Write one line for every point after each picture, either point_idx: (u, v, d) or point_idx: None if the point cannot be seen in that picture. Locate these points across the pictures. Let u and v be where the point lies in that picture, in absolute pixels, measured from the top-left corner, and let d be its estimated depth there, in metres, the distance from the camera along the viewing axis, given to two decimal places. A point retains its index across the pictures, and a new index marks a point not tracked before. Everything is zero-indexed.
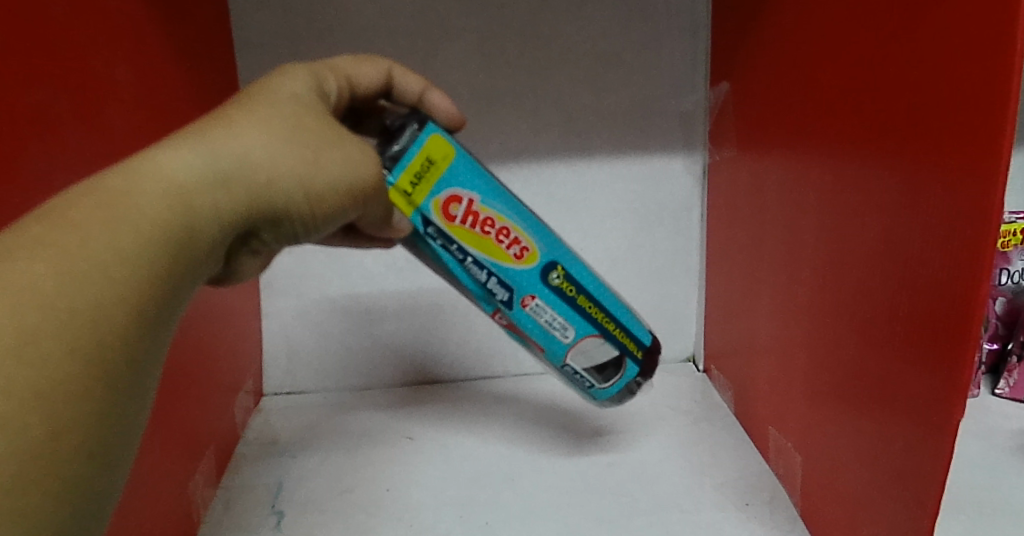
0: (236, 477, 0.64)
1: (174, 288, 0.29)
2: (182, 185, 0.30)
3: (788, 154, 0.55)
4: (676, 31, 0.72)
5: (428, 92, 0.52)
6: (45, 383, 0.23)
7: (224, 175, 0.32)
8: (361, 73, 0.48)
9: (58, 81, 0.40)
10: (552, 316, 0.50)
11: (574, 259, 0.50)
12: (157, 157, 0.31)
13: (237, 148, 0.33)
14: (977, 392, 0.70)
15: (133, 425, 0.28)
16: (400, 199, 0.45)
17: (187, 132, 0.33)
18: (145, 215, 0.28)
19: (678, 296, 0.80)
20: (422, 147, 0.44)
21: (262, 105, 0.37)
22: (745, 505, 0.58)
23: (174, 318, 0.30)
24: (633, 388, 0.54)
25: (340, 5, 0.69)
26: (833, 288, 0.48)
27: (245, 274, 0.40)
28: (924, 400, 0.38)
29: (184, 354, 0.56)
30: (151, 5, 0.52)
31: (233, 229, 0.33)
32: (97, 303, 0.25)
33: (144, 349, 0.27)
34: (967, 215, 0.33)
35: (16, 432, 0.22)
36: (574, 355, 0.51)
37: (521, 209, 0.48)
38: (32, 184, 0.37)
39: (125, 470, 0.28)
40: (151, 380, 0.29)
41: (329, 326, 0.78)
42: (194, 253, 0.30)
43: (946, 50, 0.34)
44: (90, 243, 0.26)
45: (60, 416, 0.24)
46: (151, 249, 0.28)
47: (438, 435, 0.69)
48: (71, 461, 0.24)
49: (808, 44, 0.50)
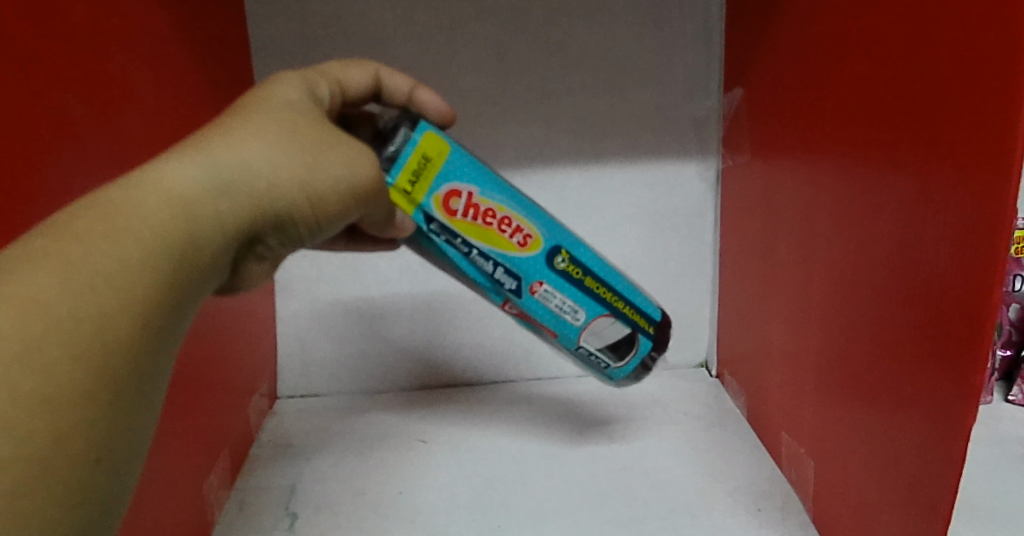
0: (250, 479, 0.65)
1: (179, 297, 0.29)
2: (184, 195, 0.31)
3: (802, 160, 0.55)
4: (690, 37, 0.72)
5: (418, 90, 0.52)
6: (51, 388, 0.24)
7: (225, 182, 0.33)
8: (351, 77, 0.49)
9: (80, 83, 0.41)
10: (561, 301, 0.50)
11: (578, 242, 0.50)
12: (157, 168, 0.31)
13: (236, 156, 0.34)
14: (990, 399, 0.69)
15: (141, 432, 0.28)
16: (401, 198, 0.45)
17: (186, 144, 0.34)
18: (149, 226, 0.29)
19: (691, 300, 0.80)
20: (417, 145, 0.45)
21: (258, 113, 0.38)
22: (757, 510, 0.58)
23: (181, 327, 0.30)
24: (648, 363, 0.55)
25: (355, 11, 0.69)
26: (846, 294, 0.48)
27: (253, 281, 0.40)
28: (937, 405, 0.37)
29: (200, 357, 0.57)
30: (170, 11, 0.53)
31: (238, 236, 0.34)
32: (102, 313, 0.26)
33: (152, 354, 0.28)
34: (978, 223, 0.33)
35: (25, 435, 0.23)
36: (587, 336, 0.52)
37: (520, 197, 0.48)
38: (53, 184, 0.38)
39: (132, 479, 0.28)
40: (160, 388, 0.29)
41: (343, 330, 0.78)
42: (200, 261, 0.31)
43: (960, 56, 0.34)
44: (93, 252, 0.26)
45: (67, 423, 0.24)
46: (154, 255, 0.28)
47: (451, 438, 0.69)
48: (81, 466, 0.25)
49: (822, 51, 0.50)
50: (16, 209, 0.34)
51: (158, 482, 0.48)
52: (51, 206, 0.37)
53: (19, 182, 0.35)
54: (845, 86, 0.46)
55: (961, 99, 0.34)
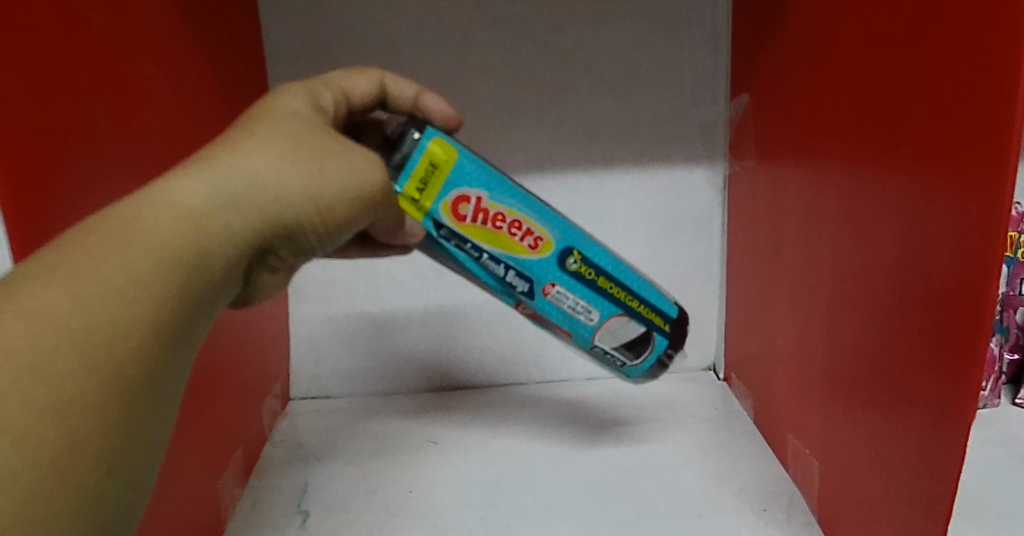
0: (263, 477, 0.66)
1: (190, 309, 0.31)
2: (192, 210, 0.32)
3: (807, 164, 0.55)
4: (698, 44, 0.72)
5: (422, 95, 0.53)
6: (59, 402, 0.24)
7: (232, 196, 0.34)
8: (356, 85, 0.50)
9: (105, 90, 0.42)
10: (574, 301, 0.51)
11: (590, 241, 0.50)
12: (166, 184, 0.32)
13: (243, 169, 0.35)
14: (999, 402, 0.69)
15: (153, 441, 0.29)
16: (410, 206, 0.46)
17: (195, 159, 0.35)
18: (159, 241, 0.30)
19: (700, 303, 0.80)
20: (425, 152, 0.46)
21: (264, 125, 0.39)
22: (762, 511, 0.58)
23: (193, 337, 0.31)
24: (664, 361, 0.55)
25: (367, 20, 0.71)
26: (851, 296, 0.48)
27: (265, 294, 0.41)
28: (937, 408, 0.38)
29: (215, 358, 0.58)
30: (186, 21, 0.54)
31: (247, 248, 0.35)
32: (112, 326, 0.26)
33: (163, 365, 0.29)
34: (976, 227, 0.34)
35: (33, 447, 0.23)
36: (602, 336, 0.53)
37: (531, 200, 0.49)
38: (78, 188, 0.39)
39: (148, 483, 0.30)
40: (170, 400, 0.30)
41: (355, 333, 0.79)
42: (209, 274, 0.32)
43: (956, 62, 0.34)
44: (101, 266, 0.27)
45: (77, 429, 0.25)
46: (163, 268, 0.29)
47: (460, 439, 0.70)
48: (93, 476, 0.26)
49: (826, 57, 0.50)
50: (40, 212, 0.36)
51: (174, 479, 0.50)
52: (76, 208, 0.39)
53: (45, 185, 0.36)
54: (849, 92, 0.47)
55: (959, 105, 0.34)
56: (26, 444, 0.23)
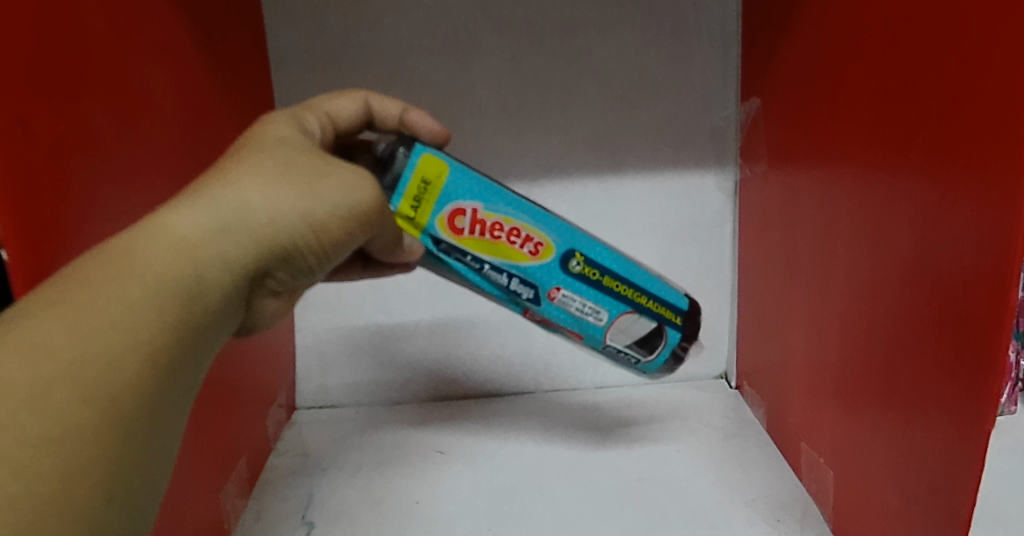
0: (269, 488, 0.66)
1: (189, 337, 0.30)
2: (186, 240, 0.32)
3: (819, 169, 0.54)
4: (707, 47, 0.72)
5: (409, 111, 0.53)
6: (58, 431, 0.24)
7: (226, 223, 0.33)
8: (340, 108, 0.50)
9: (106, 98, 0.42)
10: (581, 304, 0.50)
11: (592, 241, 0.50)
12: (160, 217, 0.32)
13: (234, 197, 0.35)
14: (1016, 409, 0.68)
15: (154, 467, 0.29)
16: (406, 224, 0.46)
17: (188, 190, 0.35)
18: (153, 272, 0.30)
19: (711, 310, 0.79)
20: (415, 169, 0.46)
21: (253, 153, 0.39)
22: (776, 521, 0.57)
23: (193, 365, 0.31)
24: (680, 354, 0.54)
25: (373, 26, 0.71)
26: (866, 305, 0.47)
27: (269, 319, 0.42)
28: (955, 420, 0.37)
29: (220, 367, 0.58)
30: (188, 30, 0.54)
31: (244, 275, 0.34)
32: (109, 355, 0.26)
33: (163, 392, 0.29)
34: (992, 239, 0.33)
35: (30, 477, 0.23)
36: (614, 335, 0.52)
37: (527, 205, 0.48)
38: (79, 196, 0.38)
39: (151, 508, 0.29)
40: (173, 425, 0.30)
41: (362, 342, 0.79)
42: (207, 302, 0.32)
43: (972, 65, 0.33)
44: (96, 299, 0.27)
45: (74, 458, 0.24)
46: (160, 298, 0.29)
47: (469, 448, 0.69)
48: (91, 505, 0.25)
49: (838, 59, 0.49)
50: (44, 226, 0.35)
51: (178, 489, 0.50)
52: (76, 211, 0.38)
53: (49, 199, 0.36)
54: (863, 94, 0.46)
55: (973, 111, 0.34)
56: (23, 474, 0.23)
